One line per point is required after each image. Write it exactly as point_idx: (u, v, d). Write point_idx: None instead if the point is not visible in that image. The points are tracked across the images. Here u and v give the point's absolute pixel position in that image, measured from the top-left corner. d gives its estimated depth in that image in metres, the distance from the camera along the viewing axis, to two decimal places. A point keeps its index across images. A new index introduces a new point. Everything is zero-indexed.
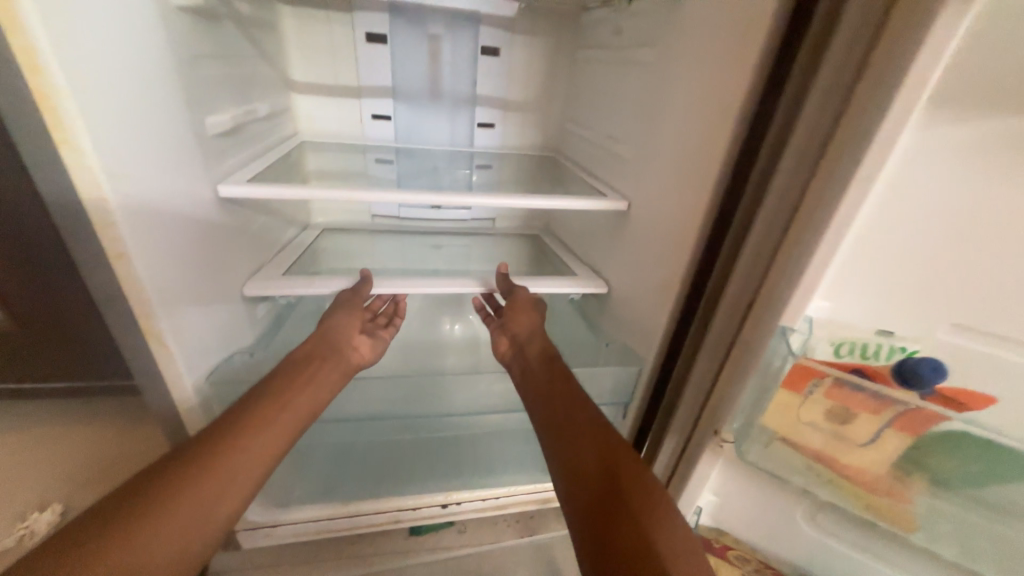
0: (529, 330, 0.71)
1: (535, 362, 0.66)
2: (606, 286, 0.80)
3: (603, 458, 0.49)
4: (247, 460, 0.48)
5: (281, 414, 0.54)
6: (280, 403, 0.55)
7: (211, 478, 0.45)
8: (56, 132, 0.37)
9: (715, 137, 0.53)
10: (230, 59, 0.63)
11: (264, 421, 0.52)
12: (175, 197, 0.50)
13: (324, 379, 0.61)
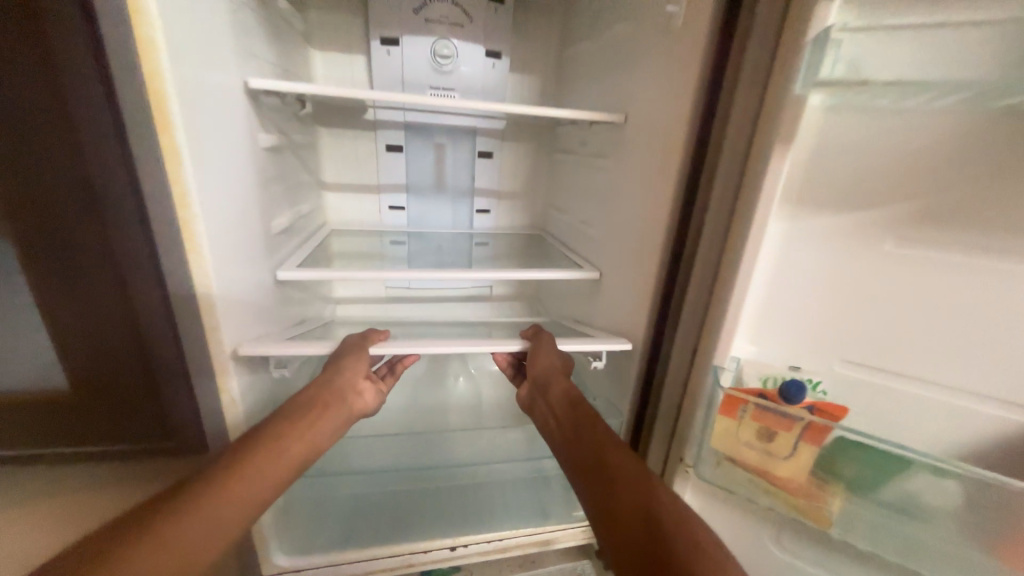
0: (551, 377, 0.75)
1: (561, 407, 0.70)
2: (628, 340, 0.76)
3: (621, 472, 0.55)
4: (222, 505, 0.49)
5: (273, 462, 0.56)
6: (274, 451, 0.57)
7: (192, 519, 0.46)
8: (189, 243, 0.54)
9: (656, 225, 0.70)
10: (286, 176, 0.82)
11: (255, 469, 0.53)
12: (251, 280, 0.66)
13: (320, 429, 0.64)
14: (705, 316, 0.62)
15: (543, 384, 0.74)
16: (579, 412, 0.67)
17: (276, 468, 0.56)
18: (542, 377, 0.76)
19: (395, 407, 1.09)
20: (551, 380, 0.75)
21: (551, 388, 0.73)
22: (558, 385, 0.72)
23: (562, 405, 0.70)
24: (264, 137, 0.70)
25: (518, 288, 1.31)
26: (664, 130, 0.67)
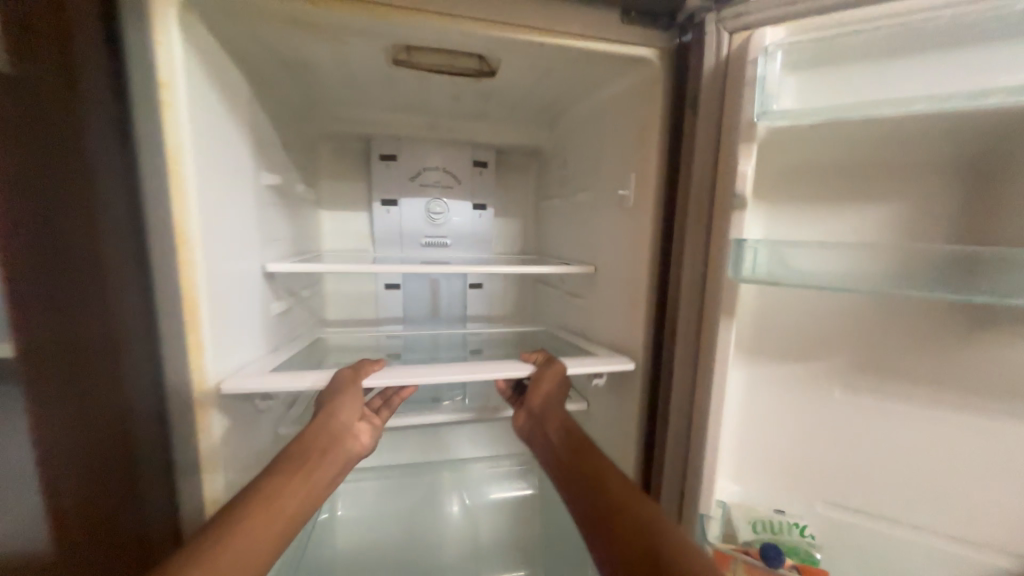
0: (547, 411, 0.75)
1: (557, 439, 0.72)
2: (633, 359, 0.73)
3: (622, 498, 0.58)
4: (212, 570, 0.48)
5: (264, 521, 0.55)
6: (264, 509, 0.56)
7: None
8: (201, 425, 0.58)
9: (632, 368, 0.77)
10: (294, 330, 0.89)
11: (248, 530, 0.53)
12: (252, 447, 0.69)
13: (319, 476, 0.64)
14: (686, 461, 0.65)
15: (539, 415, 0.75)
16: (574, 444, 0.69)
17: (269, 515, 0.56)
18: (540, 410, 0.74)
19: (389, 549, 1.04)
20: (547, 412, 0.75)
21: (550, 424, 0.74)
22: (556, 418, 0.74)
23: (561, 434, 0.72)
24: (276, 305, 0.79)
25: None
26: (629, 286, 0.77)
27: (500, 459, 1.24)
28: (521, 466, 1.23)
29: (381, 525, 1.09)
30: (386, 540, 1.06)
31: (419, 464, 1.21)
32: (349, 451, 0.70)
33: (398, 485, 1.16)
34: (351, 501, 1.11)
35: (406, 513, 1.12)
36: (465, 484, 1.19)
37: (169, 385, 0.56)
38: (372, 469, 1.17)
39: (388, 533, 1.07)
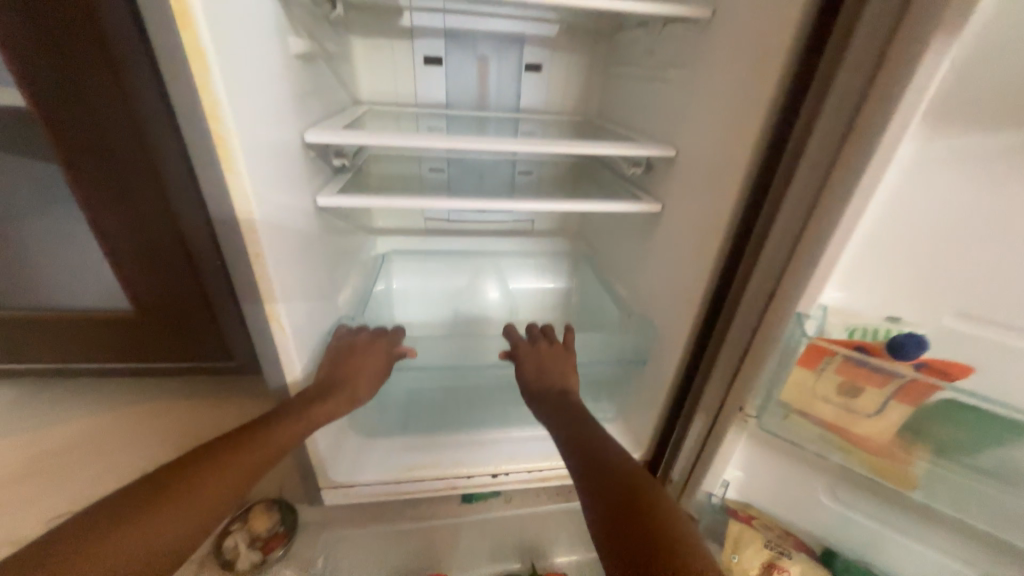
0: (532, 362, 0.74)
1: (558, 404, 0.67)
2: (673, 149, 0.74)
3: (623, 484, 0.52)
4: (178, 519, 0.48)
5: (195, 498, 0.50)
6: (192, 487, 0.51)
7: (145, 517, 0.47)
8: (224, 161, 0.51)
9: (739, 149, 0.61)
10: (324, 91, 0.75)
11: (207, 487, 0.52)
12: (292, 203, 0.64)
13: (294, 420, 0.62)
14: (791, 256, 0.55)
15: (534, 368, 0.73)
16: (549, 403, 0.68)
17: (228, 479, 0.54)
18: (532, 363, 0.74)
19: (436, 318, 1.08)
20: (545, 379, 0.72)
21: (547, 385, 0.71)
22: (555, 366, 0.74)
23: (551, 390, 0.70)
24: (296, 42, 0.63)
25: (561, 224, 1.23)
26: (762, 31, 0.56)
27: (545, 258, 1.18)
28: (562, 262, 1.19)
29: (428, 298, 1.11)
30: (435, 306, 1.10)
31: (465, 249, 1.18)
32: (357, 391, 0.70)
33: (441, 270, 1.13)
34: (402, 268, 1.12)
35: (449, 293, 1.12)
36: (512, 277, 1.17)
37: (177, 102, 0.47)
38: (418, 251, 1.15)
39: (438, 299, 1.11)
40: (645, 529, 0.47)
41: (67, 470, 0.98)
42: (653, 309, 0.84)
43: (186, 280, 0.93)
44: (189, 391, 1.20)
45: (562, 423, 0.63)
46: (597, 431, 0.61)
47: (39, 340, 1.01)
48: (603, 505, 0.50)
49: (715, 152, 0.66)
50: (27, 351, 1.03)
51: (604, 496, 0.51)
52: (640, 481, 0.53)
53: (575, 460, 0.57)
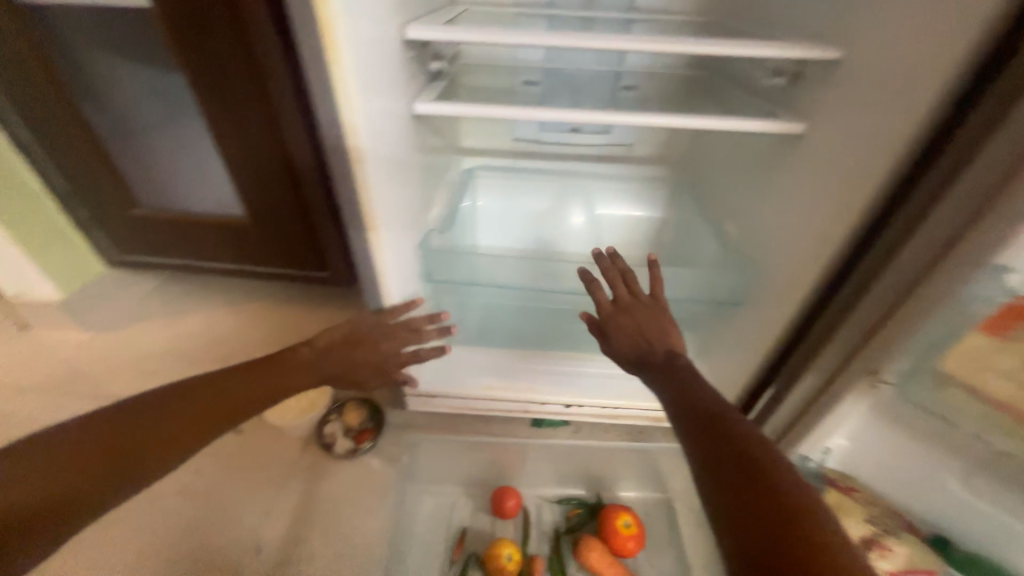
0: (618, 314, 0.64)
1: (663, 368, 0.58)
2: (838, 52, 0.59)
3: (753, 472, 0.44)
4: (87, 476, 0.53)
5: (95, 459, 0.54)
6: (82, 451, 0.54)
7: (44, 468, 0.52)
8: (330, 52, 0.48)
9: (943, 48, 0.46)
10: None
11: (119, 442, 0.55)
12: (391, 107, 0.61)
13: (234, 391, 0.63)
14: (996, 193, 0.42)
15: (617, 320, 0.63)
16: (652, 367, 0.59)
17: (136, 439, 0.56)
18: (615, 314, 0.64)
19: (518, 242, 1.06)
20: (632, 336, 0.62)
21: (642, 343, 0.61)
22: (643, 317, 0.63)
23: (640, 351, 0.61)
24: None
25: (663, 152, 1.10)
26: None
27: (638, 186, 1.08)
28: (659, 192, 1.07)
29: (510, 221, 1.08)
30: (517, 230, 1.07)
31: (552, 171, 1.11)
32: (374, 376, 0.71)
33: (526, 191, 1.08)
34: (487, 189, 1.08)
35: (533, 217, 1.07)
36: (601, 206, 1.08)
37: None
38: (505, 169, 1.10)
39: (520, 222, 1.08)
40: (792, 541, 0.39)
41: (201, 352, 1.16)
42: (770, 250, 0.73)
43: (283, 190, 0.98)
44: (290, 295, 1.32)
45: (672, 392, 0.55)
46: (715, 400, 0.52)
47: (169, 238, 1.15)
48: (730, 500, 0.44)
49: (904, 51, 0.51)
50: (160, 248, 1.18)
51: (730, 490, 0.44)
52: (776, 471, 0.45)
53: (690, 439, 0.50)
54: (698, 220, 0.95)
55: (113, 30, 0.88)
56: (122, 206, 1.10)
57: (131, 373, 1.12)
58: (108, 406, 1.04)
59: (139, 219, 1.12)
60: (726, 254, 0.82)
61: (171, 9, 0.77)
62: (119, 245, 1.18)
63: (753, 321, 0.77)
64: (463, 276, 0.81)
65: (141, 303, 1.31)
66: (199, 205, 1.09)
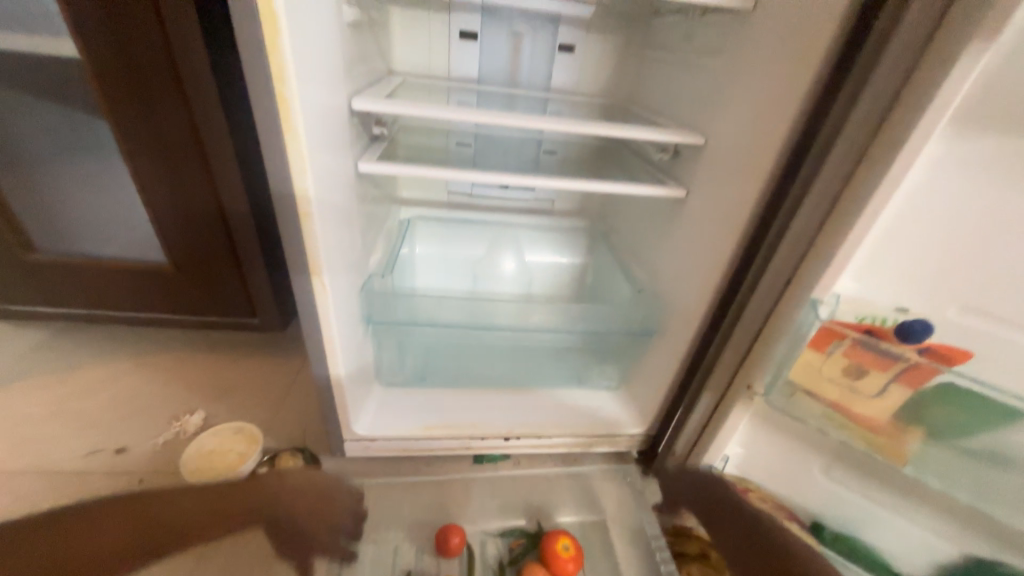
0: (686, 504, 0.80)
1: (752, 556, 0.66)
2: (703, 137, 0.76)
3: None
4: (94, 548, 0.55)
5: (138, 524, 0.60)
6: (146, 515, 0.62)
7: (74, 529, 0.57)
8: (284, 121, 0.53)
9: (767, 141, 0.64)
10: (367, 60, 0.77)
11: (111, 530, 0.58)
12: (337, 167, 0.67)
13: (235, 517, 0.67)
14: (810, 246, 0.58)
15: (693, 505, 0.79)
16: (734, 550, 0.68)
17: (157, 524, 0.61)
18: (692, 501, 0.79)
19: (455, 285, 1.13)
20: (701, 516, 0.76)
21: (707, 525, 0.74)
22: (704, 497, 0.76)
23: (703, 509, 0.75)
24: (348, 10, 0.65)
25: (581, 206, 1.26)
26: (801, 28, 0.58)
27: (559, 232, 1.21)
28: (579, 240, 1.22)
29: (447, 266, 1.15)
30: (453, 272, 1.15)
31: (486, 220, 1.21)
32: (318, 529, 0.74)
33: (460, 240, 1.16)
34: (425, 237, 1.16)
35: (469, 262, 1.15)
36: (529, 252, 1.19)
37: (247, 63, 0.50)
38: (441, 218, 1.18)
39: (455, 268, 1.15)
40: None
41: (102, 411, 1.05)
42: (668, 287, 0.88)
43: (213, 236, 0.97)
44: (213, 345, 1.25)
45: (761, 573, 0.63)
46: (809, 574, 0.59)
47: (70, 285, 1.05)
48: None
49: (745, 141, 0.68)
50: (57, 297, 1.07)
51: None
52: None
53: None
54: (610, 263, 1.10)
55: (31, 73, 0.87)
56: (15, 250, 1.00)
57: (8, 440, 0.97)
58: None
59: (35, 263, 1.02)
60: (633, 292, 0.96)
61: (103, 61, 0.77)
62: (4, 293, 1.06)
63: (661, 349, 0.91)
64: (403, 317, 0.86)
65: (25, 359, 1.16)
66: (110, 250, 1.04)
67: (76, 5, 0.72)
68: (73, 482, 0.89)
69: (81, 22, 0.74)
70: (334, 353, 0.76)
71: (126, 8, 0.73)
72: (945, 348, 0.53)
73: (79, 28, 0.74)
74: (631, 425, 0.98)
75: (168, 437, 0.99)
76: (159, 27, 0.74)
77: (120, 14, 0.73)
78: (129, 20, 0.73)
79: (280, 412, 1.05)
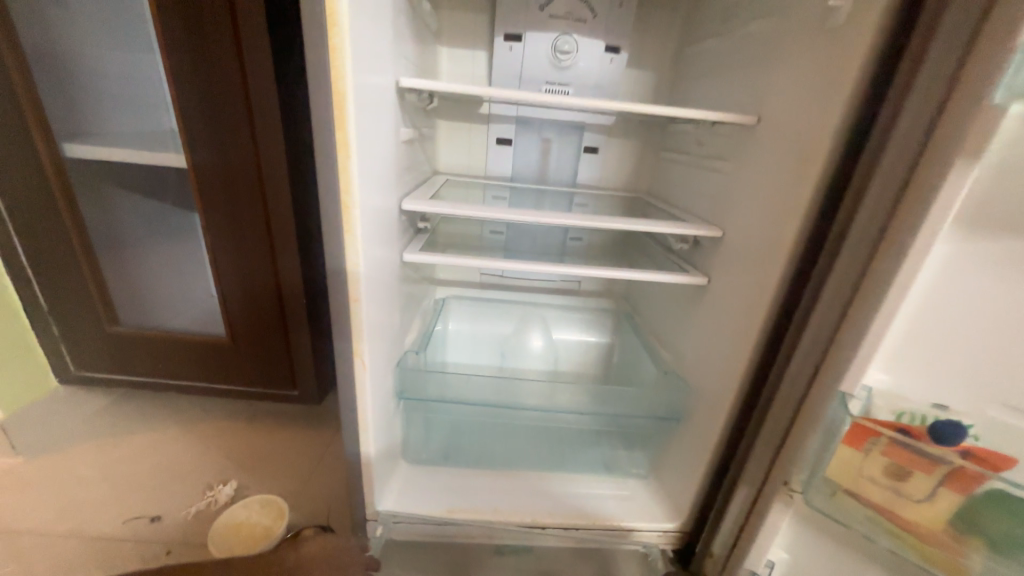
0: None
1: None
2: (720, 230, 0.81)
3: None
4: None
5: None
6: None
7: None
8: (346, 223, 0.63)
9: (782, 237, 0.68)
10: (416, 166, 0.89)
11: None
12: (385, 258, 0.75)
13: None
14: (833, 339, 0.59)
15: None
16: None
17: None
18: None
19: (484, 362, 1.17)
20: None
21: None
22: None
23: None
24: (405, 131, 0.77)
25: (607, 287, 1.31)
26: (802, 141, 0.65)
27: (586, 312, 1.25)
28: (606, 320, 1.24)
29: (477, 344, 1.20)
30: (482, 349, 1.19)
31: (516, 299, 1.28)
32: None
33: (491, 317, 1.22)
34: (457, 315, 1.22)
35: (498, 341, 1.20)
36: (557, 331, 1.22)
37: (322, 178, 0.60)
38: (473, 297, 1.25)
39: (485, 345, 1.19)
40: None
41: (143, 478, 1.09)
42: (696, 372, 0.88)
43: (268, 313, 1.07)
44: (253, 414, 1.31)
45: None
46: None
47: (140, 354, 1.16)
48: None
49: (760, 236, 0.72)
50: (126, 365, 1.18)
51: None
52: None
53: None
54: (636, 344, 1.11)
55: (146, 178, 1.06)
56: (101, 322, 1.13)
57: (56, 502, 1.02)
58: (20, 543, 0.92)
59: (115, 334, 1.14)
60: (661, 375, 0.96)
61: (203, 171, 0.94)
62: (83, 360, 1.18)
63: (692, 437, 0.88)
64: (432, 394, 0.89)
65: (85, 422, 1.24)
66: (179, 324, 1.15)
67: (193, 131, 0.90)
68: (107, 551, 0.91)
69: (194, 143, 0.91)
70: (366, 429, 0.78)
71: (230, 132, 0.90)
72: (988, 451, 0.50)
73: (192, 148, 0.92)
74: (664, 519, 0.92)
75: (200, 506, 1.01)
76: (254, 146, 0.91)
77: (225, 136, 0.90)
78: (231, 140, 0.90)
79: (307, 487, 1.06)
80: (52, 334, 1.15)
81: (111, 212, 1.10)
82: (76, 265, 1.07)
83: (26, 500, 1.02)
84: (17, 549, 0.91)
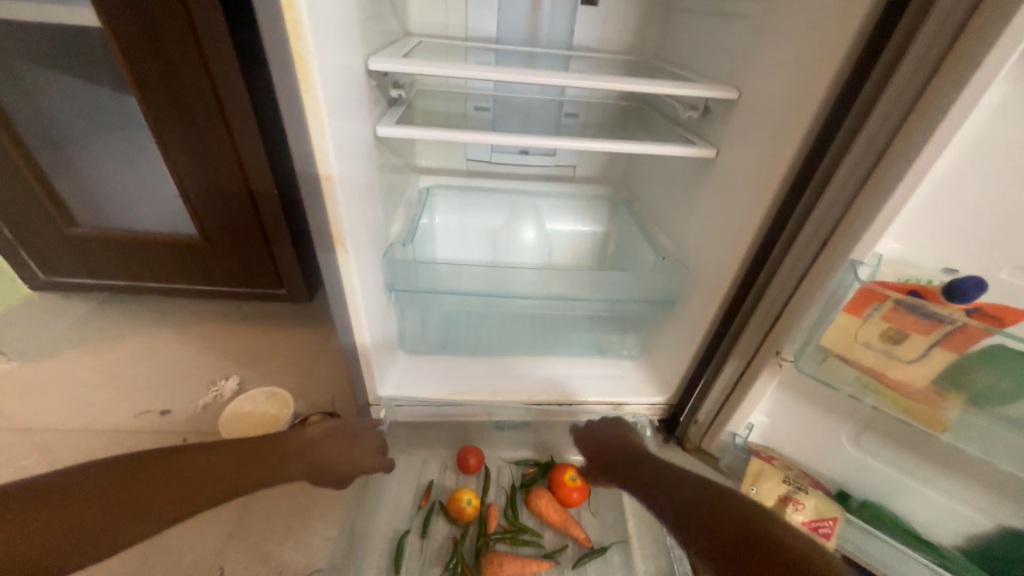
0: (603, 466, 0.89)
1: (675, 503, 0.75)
2: (737, 91, 0.71)
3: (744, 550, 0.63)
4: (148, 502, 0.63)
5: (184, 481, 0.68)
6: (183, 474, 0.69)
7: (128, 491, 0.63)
8: (302, 83, 0.52)
9: (809, 93, 0.59)
10: (381, 17, 0.74)
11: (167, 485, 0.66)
12: (356, 131, 0.66)
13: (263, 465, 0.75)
14: (853, 206, 0.54)
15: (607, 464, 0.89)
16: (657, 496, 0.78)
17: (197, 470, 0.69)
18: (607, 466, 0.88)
19: (476, 253, 1.13)
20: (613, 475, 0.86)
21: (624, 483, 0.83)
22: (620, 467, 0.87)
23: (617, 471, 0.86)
24: None
25: (604, 171, 1.22)
26: None
27: (580, 199, 1.18)
28: (601, 207, 1.18)
29: (467, 235, 1.14)
30: (473, 241, 1.14)
31: (507, 187, 1.20)
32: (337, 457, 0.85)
33: (481, 207, 1.15)
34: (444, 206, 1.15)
35: (488, 231, 1.14)
36: (550, 220, 1.17)
37: (262, 20, 0.48)
38: (460, 186, 1.16)
39: (476, 236, 1.14)
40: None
41: (145, 377, 1.11)
42: (695, 254, 0.85)
43: (239, 208, 0.99)
44: (245, 315, 1.29)
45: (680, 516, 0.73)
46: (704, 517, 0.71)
47: (110, 258, 1.10)
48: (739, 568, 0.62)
49: (784, 94, 0.63)
50: (99, 269, 1.12)
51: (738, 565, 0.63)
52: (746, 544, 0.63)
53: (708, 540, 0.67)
54: (633, 230, 1.07)
55: (59, 46, 0.88)
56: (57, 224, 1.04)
57: (63, 402, 1.04)
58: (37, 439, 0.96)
59: (77, 237, 1.06)
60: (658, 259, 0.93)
61: (123, 32, 0.77)
62: (50, 266, 1.11)
63: (686, 317, 0.89)
64: (423, 285, 0.86)
65: (73, 329, 1.23)
66: (144, 224, 1.07)
67: None
68: (124, 442, 0.95)
69: None
70: (359, 320, 0.77)
71: None
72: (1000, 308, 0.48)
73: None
74: (654, 393, 0.97)
75: (207, 401, 1.04)
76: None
77: None
78: None
79: (310, 379, 1.09)
80: (7, 238, 1.07)
81: (30, 94, 0.94)
82: (8, 159, 0.95)
83: (32, 401, 1.04)
84: (36, 444, 0.95)
